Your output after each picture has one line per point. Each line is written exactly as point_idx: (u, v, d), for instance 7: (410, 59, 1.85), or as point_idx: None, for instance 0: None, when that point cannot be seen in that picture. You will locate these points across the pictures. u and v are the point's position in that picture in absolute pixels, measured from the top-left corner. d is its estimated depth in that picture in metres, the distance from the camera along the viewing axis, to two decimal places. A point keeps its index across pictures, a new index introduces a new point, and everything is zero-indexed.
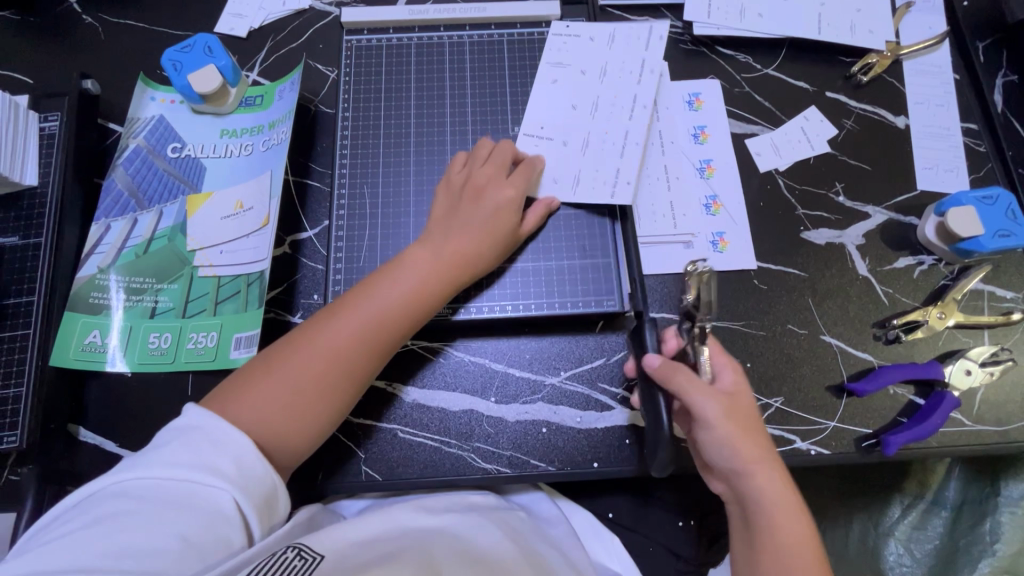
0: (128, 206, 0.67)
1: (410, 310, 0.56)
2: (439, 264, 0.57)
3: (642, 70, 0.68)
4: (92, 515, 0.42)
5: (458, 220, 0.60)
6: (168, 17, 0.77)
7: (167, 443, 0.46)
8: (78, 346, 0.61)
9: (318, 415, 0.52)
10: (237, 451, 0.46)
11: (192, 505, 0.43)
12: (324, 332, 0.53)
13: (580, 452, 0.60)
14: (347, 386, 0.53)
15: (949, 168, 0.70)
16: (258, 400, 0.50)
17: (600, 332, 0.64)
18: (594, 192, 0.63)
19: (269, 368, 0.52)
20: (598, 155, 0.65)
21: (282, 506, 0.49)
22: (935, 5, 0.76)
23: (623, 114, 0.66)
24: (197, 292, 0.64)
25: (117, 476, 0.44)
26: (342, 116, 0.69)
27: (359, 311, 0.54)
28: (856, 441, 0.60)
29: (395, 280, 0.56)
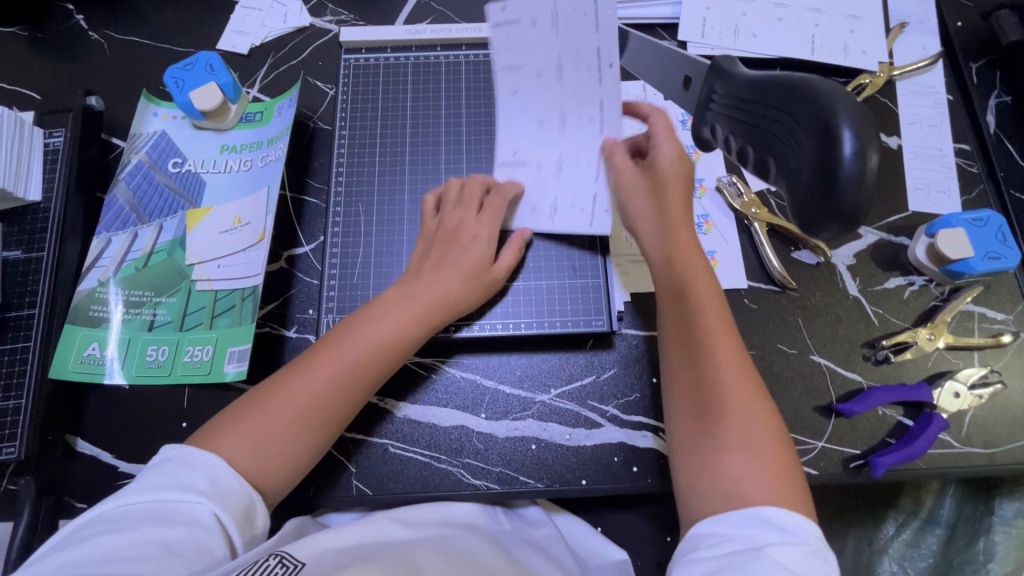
0: (129, 221, 0.68)
1: (392, 347, 0.56)
2: (418, 302, 0.58)
3: (600, 65, 0.54)
4: (79, 536, 0.43)
5: (436, 260, 0.60)
6: (173, 33, 0.78)
7: (151, 467, 0.47)
8: (78, 359, 0.62)
9: (293, 454, 0.51)
10: (212, 470, 0.47)
11: (174, 519, 0.44)
12: (310, 377, 0.53)
13: (568, 469, 0.61)
14: (323, 424, 0.53)
15: (941, 189, 0.70)
16: (239, 444, 0.49)
17: (591, 348, 0.64)
18: (572, 222, 0.62)
19: (248, 411, 0.51)
20: (575, 177, 0.61)
21: (261, 521, 0.49)
22: (929, 25, 0.77)
23: (593, 129, 0.58)
24: (194, 305, 0.65)
25: (106, 502, 0.45)
26: (338, 133, 0.70)
27: (341, 351, 0.55)
28: (845, 462, 0.60)
29: (373, 321, 0.56)
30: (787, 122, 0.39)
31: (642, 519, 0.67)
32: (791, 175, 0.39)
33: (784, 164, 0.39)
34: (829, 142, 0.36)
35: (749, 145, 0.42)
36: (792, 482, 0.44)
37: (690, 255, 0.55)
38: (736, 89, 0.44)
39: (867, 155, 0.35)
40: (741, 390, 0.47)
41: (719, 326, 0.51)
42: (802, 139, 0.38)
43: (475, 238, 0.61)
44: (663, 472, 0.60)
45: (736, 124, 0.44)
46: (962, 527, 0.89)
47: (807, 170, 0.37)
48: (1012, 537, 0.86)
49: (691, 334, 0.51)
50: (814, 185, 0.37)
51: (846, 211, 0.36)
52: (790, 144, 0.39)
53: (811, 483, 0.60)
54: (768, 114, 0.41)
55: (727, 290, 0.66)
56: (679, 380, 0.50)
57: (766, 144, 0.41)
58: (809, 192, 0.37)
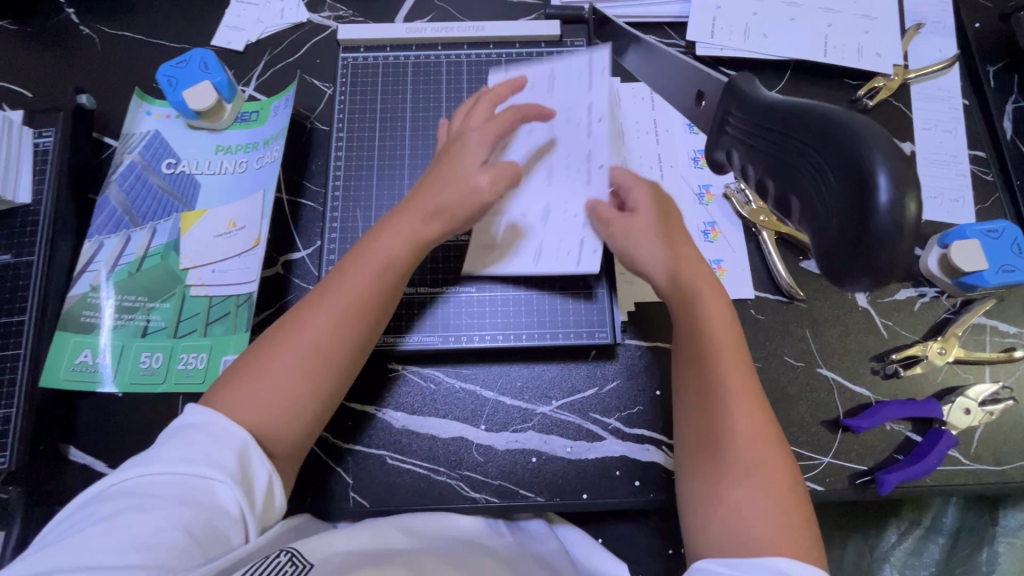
0: (122, 223, 0.67)
1: (396, 265, 0.53)
2: (417, 217, 0.53)
3: (590, 121, 0.57)
4: (100, 510, 0.41)
5: (431, 179, 0.54)
6: (166, 28, 0.76)
7: (173, 437, 0.44)
8: (70, 366, 0.61)
9: (310, 389, 0.49)
10: (234, 443, 0.44)
11: (194, 501, 0.41)
12: (310, 316, 0.50)
13: (569, 483, 0.59)
14: (337, 353, 0.50)
15: (955, 197, 0.68)
16: (247, 399, 0.47)
17: (593, 359, 0.63)
18: (556, 266, 0.60)
19: (251, 366, 0.48)
20: (564, 221, 0.58)
21: (278, 503, 0.47)
22: (945, 26, 0.75)
23: (579, 179, 0.57)
24: (189, 311, 0.64)
25: (129, 472, 0.43)
26: (336, 134, 0.68)
27: (337, 287, 0.51)
28: (851, 478, 0.59)
29: (376, 245, 0.53)
30: (808, 156, 0.33)
31: (644, 531, 0.66)
32: (817, 218, 0.33)
33: (807, 205, 0.33)
34: (859, 185, 0.30)
35: (769, 177, 0.36)
36: (800, 519, 0.44)
37: (707, 289, 0.53)
38: (755, 112, 0.38)
39: (907, 200, 0.29)
40: (754, 434, 0.47)
41: (733, 365, 0.50)
42: (829, 177, 0.31)
43: (467, 147, 0.54)
44: (666, 487, 0.59)
45: (752, 151, 0.38)
46: (964, 537, 0.88)
47: (834, 219, 0.31)
48: (1015, 549, 0.87)
49: (700, 368, 0.51)
50: (843, 235, 0.31)
51: (882, 268, 0.30)
52: (815, 180, 0.32)
53: (816, 499, 0.59)
54: (790, 143, 0.34)
55: (733, 299, 0.64)
56: (693, 407, 0.50)
57: (787, 177, 0.35)
58: (837, 244, 0.31)
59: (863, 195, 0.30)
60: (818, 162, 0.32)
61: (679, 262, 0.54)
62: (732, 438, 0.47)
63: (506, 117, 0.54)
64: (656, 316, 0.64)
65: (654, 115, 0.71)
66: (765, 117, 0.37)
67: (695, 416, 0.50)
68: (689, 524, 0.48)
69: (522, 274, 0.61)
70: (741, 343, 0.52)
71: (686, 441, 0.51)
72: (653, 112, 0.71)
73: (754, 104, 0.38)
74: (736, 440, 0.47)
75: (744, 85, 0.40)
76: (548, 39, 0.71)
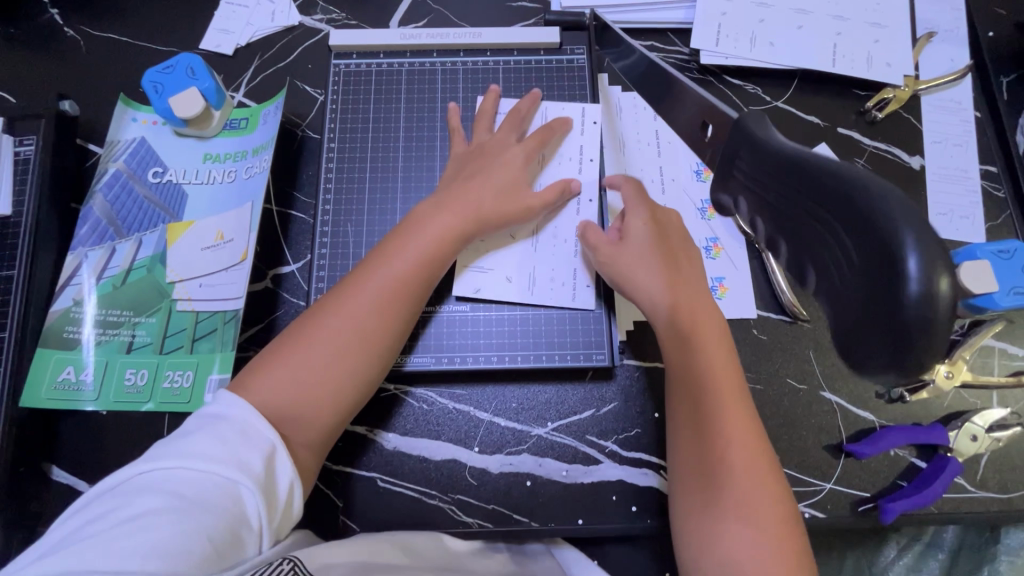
0: (107, 235, 0.65)
1: (425, 266, 0.54)
2: (449, 217, 0.56)
3: (581, 158, 0.64)
4: (118, 502, 0.39)
5: (471, 180, 0.58)
6: (153, 31, 0.74)
7: (197, 432, 0.43)
8: (52, 383, 0.60)
9: (338, 384, 0.50)
10: (264, 445, 0.44)
11: (219, 506, 0.40)
12: (344, 302, 0.51)
13: (565, 508, 0.58)
14: (365, 350, 0.51)
15: (965, 214, 0.66)
16: (277, 381, 0.48)
17: (590, 381, 0.61)
18: (553, 295, 0.61)
19: (283, 351, 0.50)
20: (559, 252, 0.61)
21: (295, 511, 0.46)
22: (958, 35, 0.72)
23: (570, 210, 0.63)
24: (175, 327, 0.62)
25: (150, 464, 0.41)
26: (327, 144, 0.66)
27: (372, 277, 0.53)
28: (853, 505, 0.58)
29: (405, 244, 0.54)
30: (828, 219, 0.32)
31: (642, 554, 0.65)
32: (833, 287, 0.33)
33: (827, 277, 0.33)
34: (882, 259, 0.29)
35: (783, 233, 0.37)
36: (795, 553, 0.43)
37: (695, 318, 0.52)
38: (767, 159, 0.38)
39: (938, 274, 0.27)
40: (752, 471, 0.46)
41: (729, 400, 0.48)
42: (850, 247, 0.31)
43: (510, 160, 0.60)
44: (665, 513, 0.57)
45: (768, 205, 0.38)
46: (964, 553, 0.87)
47: (851, 289, 0.31)
48: (1016, 568, 0.86)
49: (696, 400, 0.49)
50: (862, 305, 0.31)
51: (913, 351, 0.29)
52: (839, 249, 0.32)
53: (817, 526, 0.58)
54: (806, 205, 0.34)
55: (734, 319, 0.63)
56: (685, 431, 0.49)
57: (804, 241, 0.35)
58: (853, 313, 0.31)
59: (888, 270, 0.28)
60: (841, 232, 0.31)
61: (673, 288, 0.54)
62: (730, 472, 0.46)
63: (543, 134, 0.62)
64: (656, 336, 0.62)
65: (656, 126, 0.69)
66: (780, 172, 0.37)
67: (688, 442, 0.48)
68: (680, 550, 0.47)
69: (515, 304, 0.61)
70: (738, 374, 0.51)
71: (676, 473, 0.49)
72: (656, 122, 0.69)
73: (771, 152, 0.38)
74: (737, 473, 0.45)
75: (756, 131, 0.41)
76: (547, 47, 0.69)
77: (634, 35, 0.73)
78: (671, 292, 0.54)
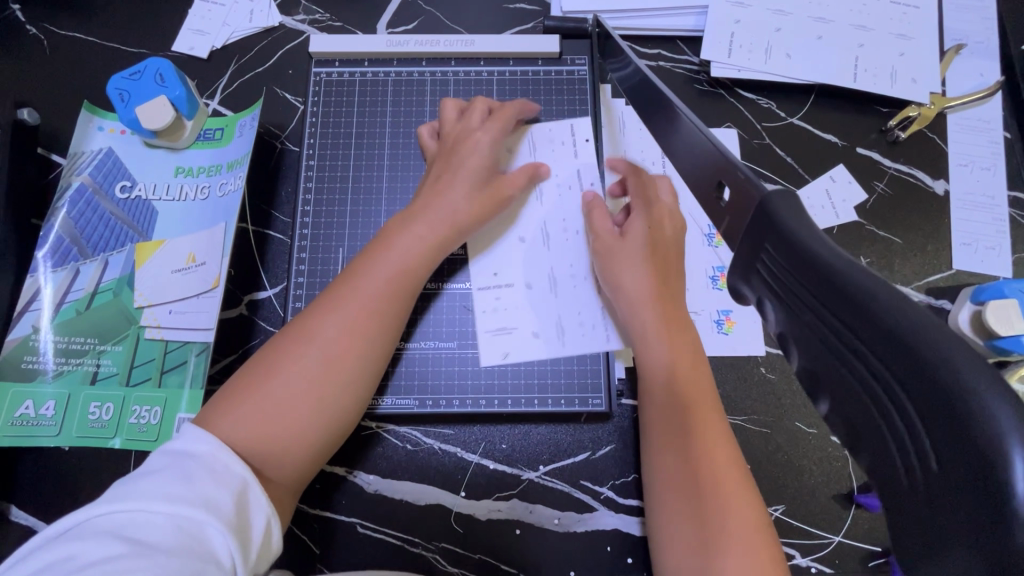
0: (69, 255, 0.60)
1: (406, 274, 0.50)
2: (427, 224, 0.52)
3: (583, 184, 0.60)
4: (64, 553, 0.32)
5: (446, 175, 0.54)
6: (121, 30, 0.68)
7: (159, 469, 0.37)
8: (10, 419, 0.56)
9: (312, 412, 0.44)
10: (236, 485, 0.38)
11: (184, 550, 0.33)
12: (331, 317, 0.46)
13: (555, 558, 0.54)
14: (345, 370, 0.45)
15: (990, 245, 0.62)
16: (256, 410, 0.42)
17: (585, 423, 0.57)
18: (584, 340, 0.56)
19: (263, 377, 0.43)
20: (580, 291, 0.57)
21: (275, 545, 0.40)
22: (989, 48, 0.67)
23: (581, 241, 0.59)
24: (143, 357, 0.58)
25: (105, 506, 0.35)
26: (306, 162, 0.61)
27: (358, 286, 0.48)
28: (863, 560, 0.54)
29: (389, 250, 0.50)
30: (878, 378, 0.20)
31: None
32: (899, 500, 0.20)
33: (883, 478, 0.21)
34: (974, 470, 0.17)
35: (823, 391, 0.23)
36: None
37: (670, 322, 0.49)
38: (792, 266, 0.24)
39: None
40: (733, 477, 0.42)
41: (705, 410, 0.45)
42: (923, 439, 0.19)
43: (479, 147, 0.55)
44: None
45: (793, 326, 0.24)
46: None
47: (932, 515, 0.19)
48: None
49: (671, 407, 0.46)
50: (942, 538, 0.18)
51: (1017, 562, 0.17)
52: (903, 439, 0.19)
53: None
54: (846, 345, 0.21)
55: (741, 357, 0.59)
56: (665, 448, 0.45)
57: (851, 409, 0.22)
58: (933, 550, 0.19)
59: (992, 501, 0.17)
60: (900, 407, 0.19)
61: (657, 293, 0.50)
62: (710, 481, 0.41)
63: (507, 114, 0.58)
64: None
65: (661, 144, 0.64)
66: (804, 278, 0.24)
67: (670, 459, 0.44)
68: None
69: (546, 358, 0.56)
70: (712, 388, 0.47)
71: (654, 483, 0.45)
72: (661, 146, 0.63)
73: (796, 238, 0.25)
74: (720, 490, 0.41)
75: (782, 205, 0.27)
76: (547, 56, 0.64)
77: (640, 42, 0.67)
78: (654, 298, 0.50)
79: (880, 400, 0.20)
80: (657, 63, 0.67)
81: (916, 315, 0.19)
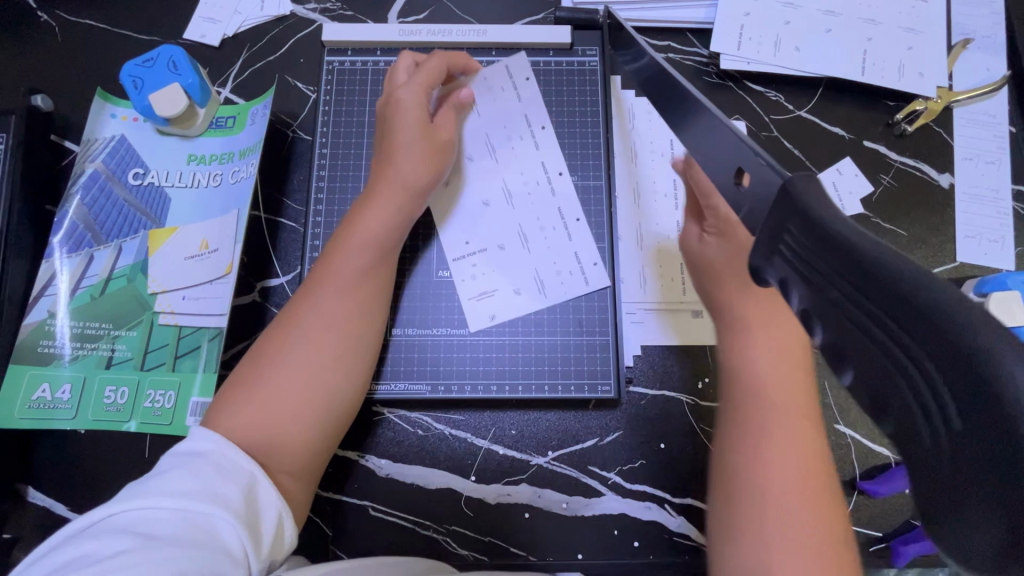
0: (83, 241, 0.61)
1: (372, 245, 0.50)
2: (378, 192, 0.52)
3: (533, 131, 0.62)
4: (79, 551, 0.33)
5: (392, 135, 0.54)
6: (133, 18, 0.68)
7: (169, 470, 0.38)
8: (27, 402, 0.57)
9: (307, 395, 0.44)
10: (246, 480, 0.39)
11: (194, 541, 0.34)
12: (309, 303, 0.47)
13: (563, 541, 0.56)
14: (333, 350, 0.46)
15: (993, 238, 0.63)
16: (252, 401, 0.43)
17: (593, 410, 0.58)
18: (565, 288, 0.59)
19: (256, 371, 0.44)
20: (550, 242, 0.60)
21: (287, 538, 0.41)
22: (995, 43, 0.67)
23: (543, 191, 0.61)
24: (157, 342, 0.59)
25: (119, 504, 0.35)
26: (319, 150, 0.62)
27: (335, 272, 0.49)
28: (864, 545, 0.55)
29: (358, 228, 0.50)
30: (909, 355, 0.21)
31: None
32: (917, 467, 0.21)
33: (904, 443, 0.22)
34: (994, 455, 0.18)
35: (851, 362, 0.24)
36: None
37: (758, 318, 0.45)
38: (816, 239, 0.25)
39: None
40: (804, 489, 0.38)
41: (784, 416, 0.41)
42: (944, 399, 0.20)
43: (405, 101, 0.54)
44: (667, 549, 0.55)
45: (818, 304, 0.26)
46: None
47: (951, 479, 0.20)
48: None
49: (744, 410, 0.42)
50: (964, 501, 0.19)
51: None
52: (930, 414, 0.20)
53: None
54: (870, 319, 0.23)
55: None
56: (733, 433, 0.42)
57: (875, 383, 0.23)
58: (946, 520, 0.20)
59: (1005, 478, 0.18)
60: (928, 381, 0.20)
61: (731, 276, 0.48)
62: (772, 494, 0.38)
63: (433, 67, 0.56)
64: (666, 361, 0.59)
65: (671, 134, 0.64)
66: (833, 262, 0.24)
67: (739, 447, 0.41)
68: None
69: (526, 315, 0.58)
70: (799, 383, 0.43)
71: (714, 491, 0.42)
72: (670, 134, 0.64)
73: (820, 221, 0.26)
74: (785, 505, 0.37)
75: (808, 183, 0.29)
76: (557, 46, 0.64)
77: (649, 34, 0.68)
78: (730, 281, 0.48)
79: (913, 379, 0.21)
80: (667, 55, 0.67)
81: (942, 289, 0.20)
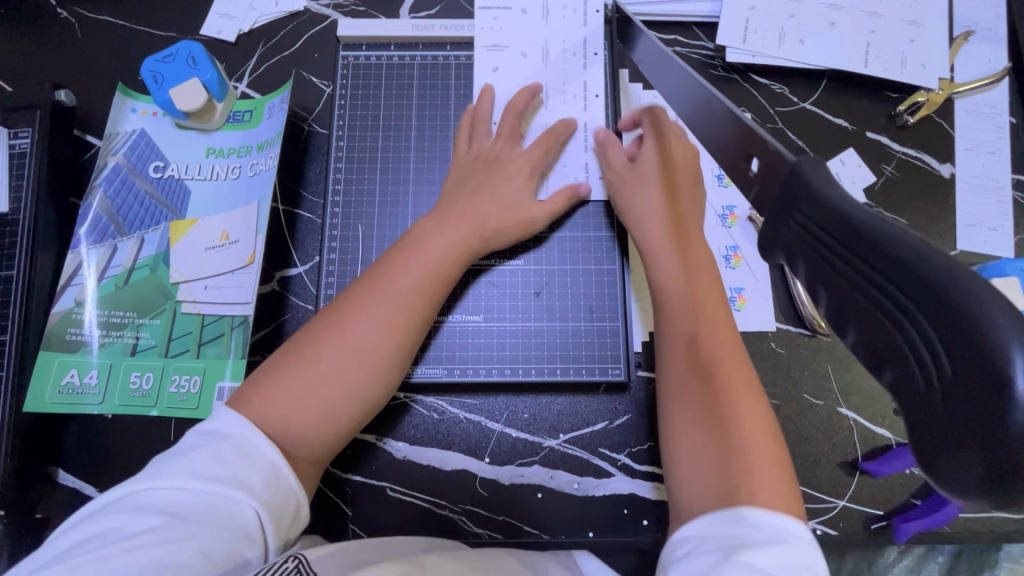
0: (107, 232, 0.62)
1: (440, 277, 0.52)
2: (456, 228, 0.54)
3: (587, 10, 0.65)
4: (107, 524, 0.35)
5: (476, 198, 0.56)
6: (150, 15, 0.70)
7: (195, 447, 0.40)
8: (56, 388, 0.59)
9: (343, 397, 0.45)
10: (264, 464, 0.40)
11: (213, 520, 0.36)
12: (361, 314, 0.47)
13: (575, 520, 0.58)
14: (374, 360, 0.47)
15: (993, 226, 0.64)
16: (289, 395, 0.44)
17: (603, 394, 0.60)
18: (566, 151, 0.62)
19: (303, 363, 0.45)
20: (565, 132, 0.62)
21: (303, 514, 0.42)
22: (996, 35, 0.69)
23: (578, 62, 0.64)
24: (180, 329, 0.61)
25: (142, 482, 0.38)
26: (336, 142, 0.64)
27: (390, 284, 0.49)
28: (865, 523, 0.57)
29: (421, 251, 0.52)
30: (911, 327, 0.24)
31: None
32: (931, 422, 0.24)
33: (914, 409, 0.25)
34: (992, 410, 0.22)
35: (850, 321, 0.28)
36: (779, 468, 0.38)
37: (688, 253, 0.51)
38: (825, 218, 0.29)
39: None
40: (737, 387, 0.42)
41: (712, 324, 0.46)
42: (937, 353, 0.23)
43: (509, 175, 0.58)
44: None
45: (818, 271, 0.30)
46: (965, 560, 0.76)
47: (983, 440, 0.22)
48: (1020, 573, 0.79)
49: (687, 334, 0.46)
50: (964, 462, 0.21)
51: None
52: (925, 364, 0.24)
53: (828, 542, 0.57)
54: (878, 289, 0.26)
55: (751, 333, 0.61)
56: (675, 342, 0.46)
57: (876, 345, 0.27)
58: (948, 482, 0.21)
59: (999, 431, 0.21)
60: (921, 332, 0.24)
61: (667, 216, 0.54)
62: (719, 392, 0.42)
63: (552, 140, 0.60)
64: None
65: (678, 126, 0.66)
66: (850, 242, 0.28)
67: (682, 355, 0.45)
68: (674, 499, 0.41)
69: (540, 315, 0.60)
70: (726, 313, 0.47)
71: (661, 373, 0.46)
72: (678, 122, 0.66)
73: (838, 209, 0.29)
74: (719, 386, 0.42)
75: (814, 176, 0.31)
76: None
77: (657, 28, 0.69)
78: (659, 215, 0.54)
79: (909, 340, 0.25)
80: (673, 48, 0.69)
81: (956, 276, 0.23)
